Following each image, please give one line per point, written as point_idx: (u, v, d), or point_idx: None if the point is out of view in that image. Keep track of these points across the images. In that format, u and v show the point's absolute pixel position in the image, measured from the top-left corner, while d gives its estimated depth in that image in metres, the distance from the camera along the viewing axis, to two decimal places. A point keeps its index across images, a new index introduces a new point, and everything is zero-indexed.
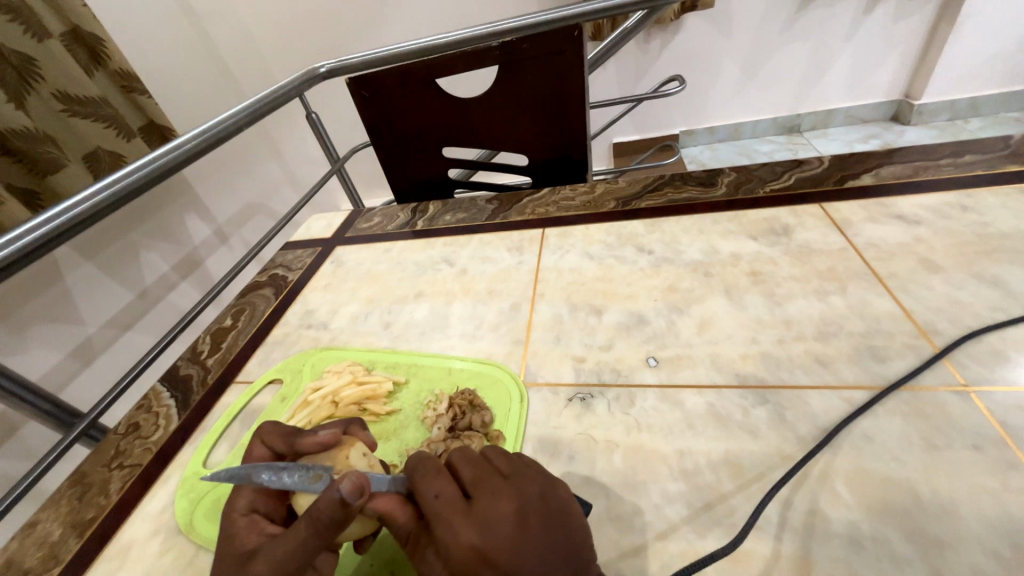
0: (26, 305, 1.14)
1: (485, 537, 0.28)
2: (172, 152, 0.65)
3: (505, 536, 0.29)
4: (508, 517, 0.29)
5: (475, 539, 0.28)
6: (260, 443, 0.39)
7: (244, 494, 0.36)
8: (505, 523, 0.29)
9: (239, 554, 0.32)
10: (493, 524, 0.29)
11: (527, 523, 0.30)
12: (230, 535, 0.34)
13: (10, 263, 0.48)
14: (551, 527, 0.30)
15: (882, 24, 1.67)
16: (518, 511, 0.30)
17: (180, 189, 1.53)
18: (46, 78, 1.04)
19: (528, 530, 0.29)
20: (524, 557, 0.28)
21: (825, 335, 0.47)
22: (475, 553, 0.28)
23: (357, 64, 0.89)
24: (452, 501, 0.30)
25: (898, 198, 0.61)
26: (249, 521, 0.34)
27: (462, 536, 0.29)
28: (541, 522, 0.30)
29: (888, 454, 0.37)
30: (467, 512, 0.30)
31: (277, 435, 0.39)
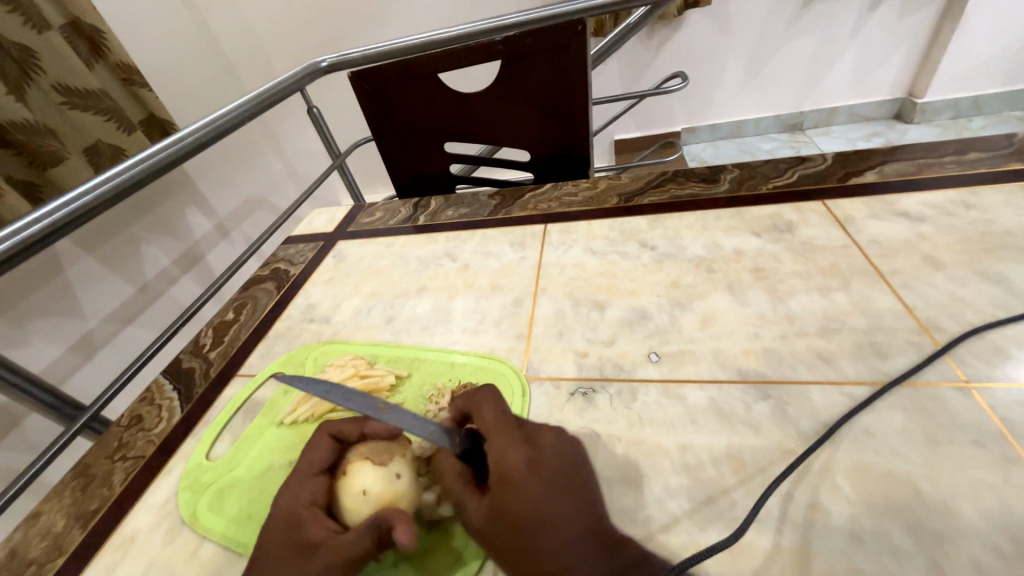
0: (28, 298, 1.14)
1: (533, 450, 0.34)
2: (174, 145, 0.65)
3: (552, 453, 0.34)
4: (552, 439, 0.35)
5: (528, 452, 0.34)
6: (324, 434, 0.41)
7: (306, 487, 0.38)
8: (552, 444, 0.35)
9: (303, 541, 0.34)
10: (542, 444, 0.35)
11: (569, 446, 0.35)
12: (294, 523, 0.35)
13: (13, 255, 0.48)
14: (581, 459, 0.35)
15: (886, 21, 1.66)
16: (561, 438, 0.36)
17: (181, 183, 1.52)
18: (46, 70, 1.04)
19: (566, 453, 0.34)
20: (563, 472, 0.33)
21: (827, 331, 0.47)
22: (524, 462, 0.33)
23: (359, 58, 0.86)
24: (505, 423, 0.36)
25: (902, 195, 0.61)
26: (314, 514, 0.36)
27: (514, 449, 0.34)
28: (576, 452, 0.35)
29: (889, 449, 0.38)
30: (517, 432, 0.36)
31: (348, 429, 0.41)
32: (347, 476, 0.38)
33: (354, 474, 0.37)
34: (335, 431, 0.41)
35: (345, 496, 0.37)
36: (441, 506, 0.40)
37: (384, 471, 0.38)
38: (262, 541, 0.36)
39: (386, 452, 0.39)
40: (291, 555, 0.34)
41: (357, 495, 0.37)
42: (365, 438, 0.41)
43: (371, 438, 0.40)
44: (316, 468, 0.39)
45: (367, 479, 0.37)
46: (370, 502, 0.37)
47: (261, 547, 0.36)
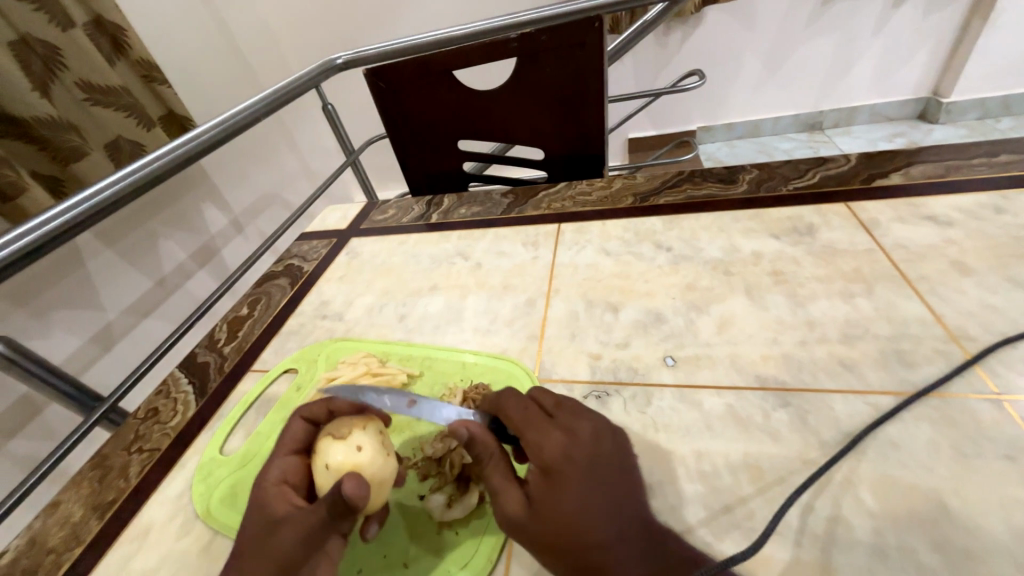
0: (51, 289, 1.17)
1: (571, 437, 0.35)
2: (192, 141, 0.66)
3: (587, 440, 0.35)
4: (587, 425, 0.36)
5: (565, 438, 0.35)
6: (296, 417, 0.41)
7: (276, 467, 0.38)
8: (586, 429, 0.36)
9: (268, 521, 0.35)
10: (577, 429, 0.36)
11: (603, 431, 0.36)
12: (262, 503, 0.36)
13: (36, 248, 0.49)
14: (618, 445, 0.36)
15: (911, 18, 1.62)
16: (595, 423, 0.37)
17: (198, 178, 1.55)
18: (69, 67, 1.06)
19: (602, 441, 0.35)
20: (599, 459, 0.34)
21: (850, 338, 0.46)
22: (561, 451, 0.34)
23: (372, 56, 0.84)
24: (537, 417, 0.37)
25: (929, 198, 0.59)
26: (280, 491, 0.36)
27: (551, 439, 0.35)
28: (612, 438, 0.36)
29: (915, 462, 0.36)
30: (552, 423, 0.36)
31: (314, 410, 0.41)
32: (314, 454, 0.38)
33: (320, 451, 0.38)
34: (307, 416, 0.41)
35: (317, 471, 0.37)
36: (452, 509, 0.41)
37: (344, 443, 0.37)
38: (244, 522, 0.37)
39: (349, 425, 0.39)
40: (256, 536, 0.34)
41: (322, 468, 0.37)
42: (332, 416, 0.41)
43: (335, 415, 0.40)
44: (290, 449, 0.40)
45: (329, 452, 0.37)
46: (332, 473, 0.36)
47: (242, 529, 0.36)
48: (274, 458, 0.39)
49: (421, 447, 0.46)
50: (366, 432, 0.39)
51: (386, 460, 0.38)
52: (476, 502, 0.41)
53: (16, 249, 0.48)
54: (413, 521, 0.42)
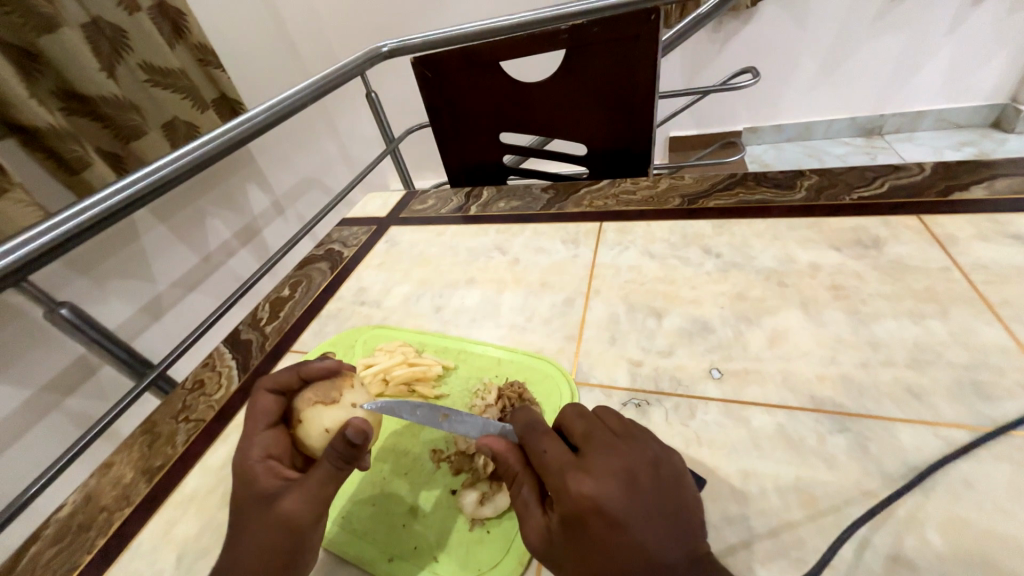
0: (109, 259, 1.23)
1: (599, 480, 0.30)
2: (244, 124, 0.68)
3: (618, 483, 0.30)
4: (618, 462, 0.31)
5: (591, 482, 0.30)
6: (262, 391, 0.41)
7: (258, 442, 0.38)
8: (617, 469, 0.31)
9: (264, 492, 0.36)
10: (607, 470, 0.31)
11: (639, 469, 0.31)
12: (249, 477, 0.37)
13: (99, 221, 0.52)
14: (660, 482, 0.31)
15: (993, 17, 1.49)
16: (629, 457, 0.32)
17: (244, 160, 1.60)
18: (134, 49, 1.11)
19: (637, 482, 0.30)
20: (635, 506, 0.29)
21: (919, 363, 0.42)
22: (588, 504, 0.29)
23: (418, 44, 0.87)
24: (562, 458, 0.32)
25: (1014, 215, 0.54)
26: (268, 465, 0.37)
27: (575, 486, 0.30)
28: (652, 474, 0.31)
29: (992, 505, 0.33)
30: (579, 465, 0.31)
31: (284, 378, 0.41)
32: (298, 422, 0.39)
33: (309, 420, 0.39)
34: (274, 386, 0.42)
35: (307, 438, 0.39)
36: (484, 507, 0.41)
37: (333, 407, 0.40)
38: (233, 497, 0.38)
39: (331, 390, 0.41)
40: (254, 505, 0.36)
41: (315, 433, 0.39)
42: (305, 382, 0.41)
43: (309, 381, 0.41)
44: (267, 421, 0.40)
45: (317, 418, 0.39)
46: (323, 433, 0.39)
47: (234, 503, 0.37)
48: (251, 434, 0.39)
49: (454, 442, 0.47)
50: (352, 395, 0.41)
51: (375, 416, 0.42)
52: (508, 503, 0.41)
53: (84, 221, 0.50)
54: (444, 514, 0.42)
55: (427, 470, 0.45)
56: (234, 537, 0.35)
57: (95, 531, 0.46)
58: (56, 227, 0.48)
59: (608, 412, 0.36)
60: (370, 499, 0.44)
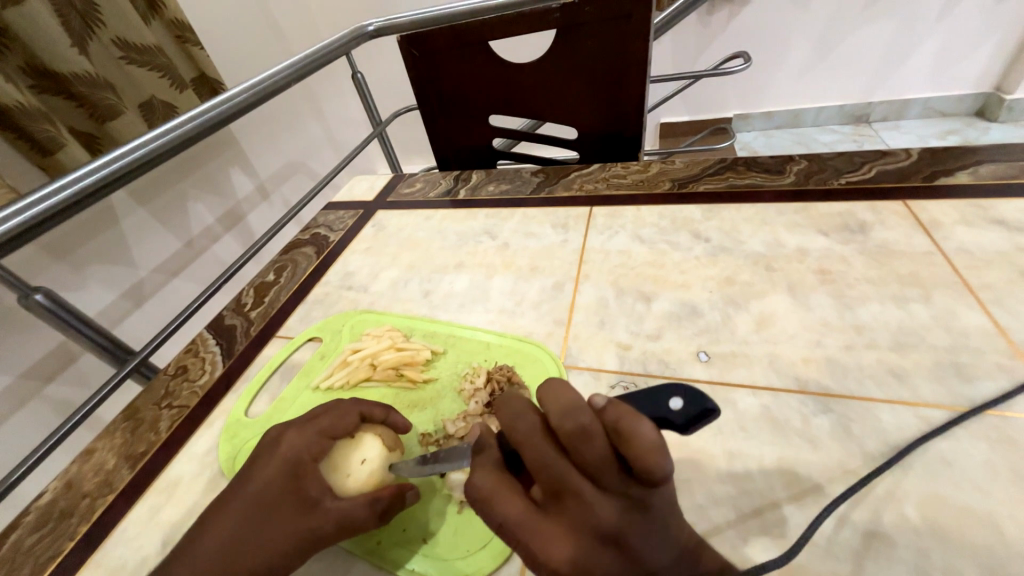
0: (87, 243, 1.19)
1: (569, 543, 0.28)
2: (224, 104, 0.65)
3: (592, 543, 0.28)
4: (591, 521, 0.27)
5: (564, 549, 0.28)
6: (354, 404, 0.41)
7: (312, 444, 0.37)
8: (588, 531, 0.27)
9: (301, 495, 0.35)
10: (578, 531, 0.28)
11: (616, 526, 0.27)
12: (296, 471, 0.36)
13: (72, 204, 0.50)
14: (645, 525, 0.27)
15: (982, 5, 1.49)
16: (603, 514, 0.27)
17: (226, 143, 1.56)
18: (107, 24, 1.06)
19: (613, 539, 0.27)
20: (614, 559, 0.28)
21: (901, 345, 0.43)
22: (553, 569, 0.29)
23: (404, 22, 0.85)
24: (522, 524, 0.29)
25: (997, 201, 0.55)
26: (310, 471, 0.36)
27: (536, 553, 0.29)
28: (633, 523, 0.27)
29: (968, 482, 0.34)
30: (541, 534, 0.29)
31: (378, 411, 0.42)
32: (353, 440, 0.39)
33: (365, 447, 0.39)
34: (363, 411, 0.41)
35: (345, 460, 0.38)
36: None
37: (386, 454, 0.40)
38: (244, 479, 0.37)
39: (396, 441, 0.41)
40: (286, 502, 0.35)
41: (357, 462, 0.38)
42: (386, 422, 0.42)
43: (389, 425, 0.42)
44: (336, 433, 0.39)
45: (371, 451, 0.39)
46: (366, 471, 0.38)
47: (247, 485, 0.36)
48: (309, 432, 0.38)
49: (443, 426, 0.47)
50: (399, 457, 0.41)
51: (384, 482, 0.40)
52: None
53: (55, 204, 0.48)
54: (435, 497, 0.42)
55: (415, 453, 0.45)
56: (228, 525, 0.34)
57: (77, 518, 0.46)
58: (24, 211, 0.46)
59: (632, 423, 0.26)
60: None
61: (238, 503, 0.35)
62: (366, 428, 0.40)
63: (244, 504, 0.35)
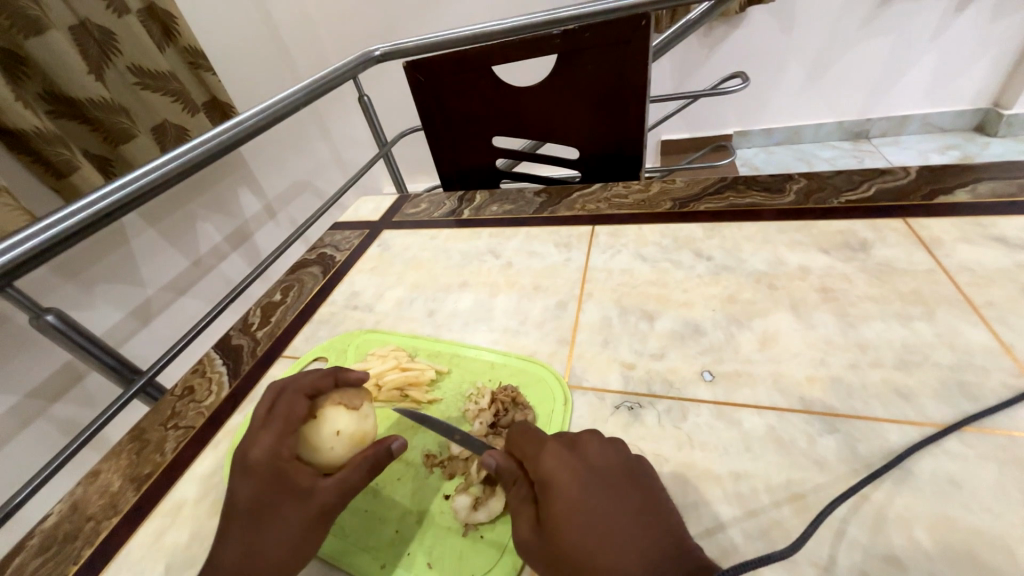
0: (96, 263, 1.21)
1: (571, 457, 0.34)
2: (236, 127, 0.68)
3: (591, 469, 0.33)
4: (594, 451, 0.35)
5: (566, 458, 0.34)
6: (297, 388, 0.40)
7: (277, 442, 0.37)
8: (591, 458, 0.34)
9: (291, 489, 0.36)
10: (583, 455, 0.35)
11: (611, 466, 0.34)
12: (277, 473, 0.36)
13: (88, 225, 0.51)
14: (626, 481, 0.33)
15: (975, 25, 1.52)
16: (606, 454, 0.35)
17: (235, 164, 1.59)
18: (123, 52, 1.10)
19: (606, 476, 0.33)
20: (604, 490, 0.32)
21: (905, 364, 0.43)
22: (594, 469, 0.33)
23: (410, 49, 0.88)
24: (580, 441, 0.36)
25: (997, 218, 0.55)
26: (291, 465, 0.37)
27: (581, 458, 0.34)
28: (616, 475, 0.33)
29: (978, 504, 0.34)
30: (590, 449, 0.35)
31: (322, 381, 0.41)
32: (317, 418, 0.39)
33: (327, 418, 0.39)
34: (307, 388, 0.40)
35: (316, 437, 0.38)
36: (477, 512, 0.40)
37: (354, 413, 0.40)
38: (234, 491, 0.37)
39: (357, 397, 0.41)
40: (282, 501, 0.36)
41: (329, 433, 0.39)
42: (340, 386, 0.42)
43: (343, 385, 0.42)
44: (295, 422, 0.39)
45: (340, 420, 0.39)
46: (345, 438, 0.39)
47: (238, 500, 0.36)
48: (272, 431, 0.38)
49: (447, 446, 0.47)
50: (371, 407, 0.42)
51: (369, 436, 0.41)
52: (501, 507, 0.40)
53: (72, 225, 0.50)
54: (437, 519, 0.42)
55: (420, 473, 0.45)
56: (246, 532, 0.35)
57: (81, 541, 0.46)
58: (41, 232, 0.48)
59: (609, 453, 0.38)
60: (362, 505, 0.43)
61: (240, 516, 0.36)
62: (323, 401, 0.40)
63: (246, 510, 0.36)
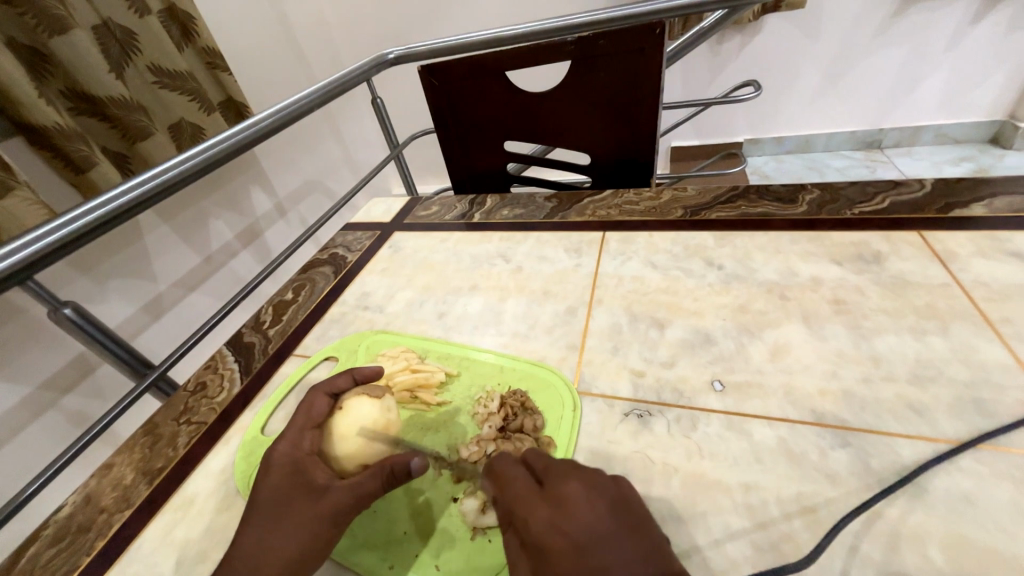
0: (110, 258, 1.23)
1: (556, 515, 0.31)
2: (250, 128, 0.69)
3: (588, 527, 0.30)
4: (582, 505, 0.31)
5: (551, 518, 0.31)
6: (320, 386, 0.43)
7: (302, 439, 0.40)
8: (577, 509, 0.31)
9: (310, 484, 0.37)
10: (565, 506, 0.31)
11: (606, 520, 0.30)
12: (298, 468, 0.38)
13: (105, 222, 0.52)
14: (622, 536, 0.30)
15: (992, 36, 1.51)
16: (589, 497, 0.31)
17: (248, 163, 1.61)
18: (143, 51, 1.13)
19: (594, 532, 0.30)
20: (600, 558, 0.29)
21: (920, 379, 0.43)
22: (587, 524, 0.30)
23: (425, 52, 0.88)
24: (579, 488, 0.32)
25: (1014, 233, 0.54)
26: (312, 460, 0.39)
27: (576, 507, 0.31)
28: (611, 529, 0.30)
29: (994, 524, 0.33)
30: (585, 497, 0.32)
31: (340, 380, 0.44)
32: (341, 410, 0.41)
33: (350, 409, 0.41)
34: (330, 389, 0.43)
35: (341, 427, 0.40)
36: (486, 515, 0.41)
37: (376, 404, 0.42)
38: (255, 488, 0.38)
39: (380, 390, 0.44)
40: (298, 496, 0.37)
41: (352, 423, 0.40)
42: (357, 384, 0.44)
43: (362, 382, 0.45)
44: (318, 419, 0.41)
45: (363, 410, 0.41)
46: (366, 430, 0.40)
47: (256, 497, 0.37)
48: (299, 427, 0.40)
49: (456, 450, 0.47)
50: (392, 398, 0.44)
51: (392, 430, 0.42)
52: None
53: (90, 221, 0.51)
54: (446, 523, 0.42)
55: (428, 475, 0.45)
56: (260, 527, 0.36)
57: (94, 533, 0.46)
58: (60, 229, 0.49)
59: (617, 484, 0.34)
60: (371, 506, 0.44)
61: (255, 511, 0.37)
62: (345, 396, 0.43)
63: (264, 504, 0.37)
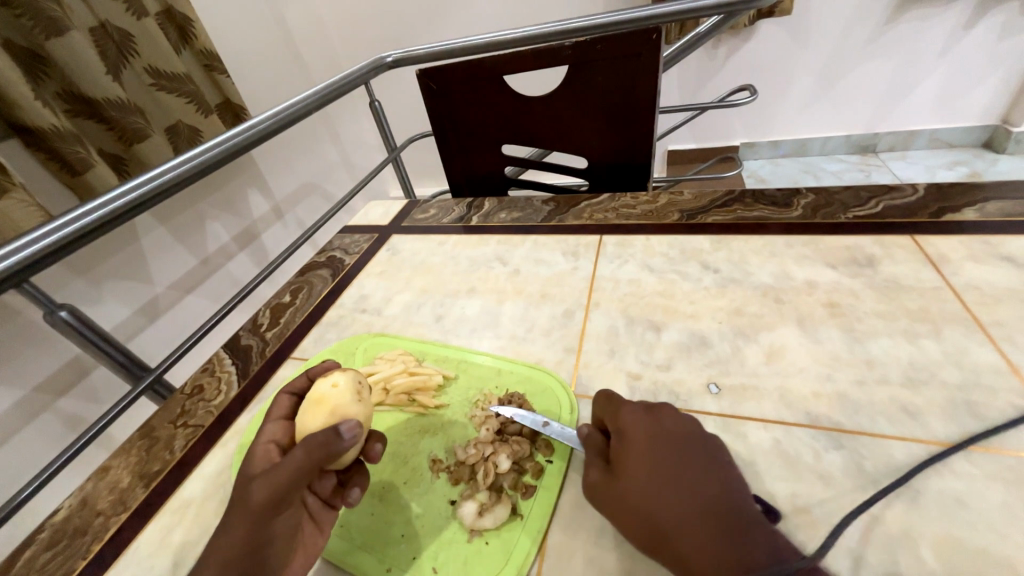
0: (106, 260, 1.23)
1: (644, 422, 0.38)
2: (247, 131, 0.69)
3: (667, 434, 0.37)
4: (666, 420, 0.38)
5: (639, 422, 0.38)
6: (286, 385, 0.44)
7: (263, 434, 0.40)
8: (664, 430, 0.37)
9: (247, 476, 0.36)
10: (656, 429, 0.38)
11: (682, 432, 0.37)
12: (246, 461, 0.38)
13: (101, 225, 0.52)
14: (694, 448, 0.36)
15: (983, 42, 1.53)
16: (679, 426, 0.38)
17: (246, 166, 1.61)
18: (140, 53, 1.13)
19: (670, 440, 0.37)
20: (671, 458, 0.35)
21: (913, 382, 0.43)
22: (666, 434, 0.37)
23: (423, 56, 0.89)
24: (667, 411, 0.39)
25: (1005, 238, 0.55)
26: (263, 450, 0.38)
27: (663, 422, 0.38)
28: (686, 441, 0.37)
29: (986, 525, 0.34)
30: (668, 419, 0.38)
31: (297, 377, 0.44)
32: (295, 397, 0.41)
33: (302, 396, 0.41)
34: (293, 387, 0.44)
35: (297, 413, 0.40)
36: (483, 519, 0.41)
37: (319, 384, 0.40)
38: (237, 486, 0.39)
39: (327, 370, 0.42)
40: (240, 489, 0.36)
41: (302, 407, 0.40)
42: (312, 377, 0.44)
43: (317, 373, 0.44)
44: (281, 414, 0.42)
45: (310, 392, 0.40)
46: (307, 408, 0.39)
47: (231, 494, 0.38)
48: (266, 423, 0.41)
49: (454, 453, 0.47)
50: (339, 372, 0.41)
51: (334, 403, 0.39)
52: (507, 514, 0.41)
53: (86, 224, 0.51)
54: (443, 526, 0.42)
55: (425, 479, 0.45)
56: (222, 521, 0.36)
57: (90, 536, 0.46)
58: (56, 231, 0.48)
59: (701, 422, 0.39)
60: (369, 508, 0.44)
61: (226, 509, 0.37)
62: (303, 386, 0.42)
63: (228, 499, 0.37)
